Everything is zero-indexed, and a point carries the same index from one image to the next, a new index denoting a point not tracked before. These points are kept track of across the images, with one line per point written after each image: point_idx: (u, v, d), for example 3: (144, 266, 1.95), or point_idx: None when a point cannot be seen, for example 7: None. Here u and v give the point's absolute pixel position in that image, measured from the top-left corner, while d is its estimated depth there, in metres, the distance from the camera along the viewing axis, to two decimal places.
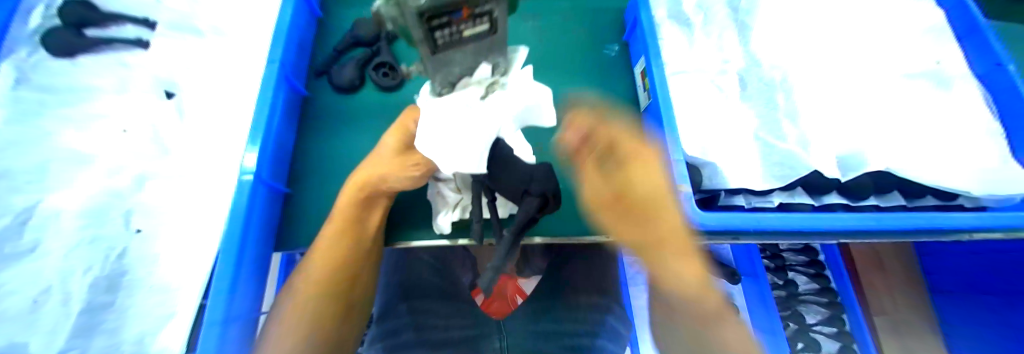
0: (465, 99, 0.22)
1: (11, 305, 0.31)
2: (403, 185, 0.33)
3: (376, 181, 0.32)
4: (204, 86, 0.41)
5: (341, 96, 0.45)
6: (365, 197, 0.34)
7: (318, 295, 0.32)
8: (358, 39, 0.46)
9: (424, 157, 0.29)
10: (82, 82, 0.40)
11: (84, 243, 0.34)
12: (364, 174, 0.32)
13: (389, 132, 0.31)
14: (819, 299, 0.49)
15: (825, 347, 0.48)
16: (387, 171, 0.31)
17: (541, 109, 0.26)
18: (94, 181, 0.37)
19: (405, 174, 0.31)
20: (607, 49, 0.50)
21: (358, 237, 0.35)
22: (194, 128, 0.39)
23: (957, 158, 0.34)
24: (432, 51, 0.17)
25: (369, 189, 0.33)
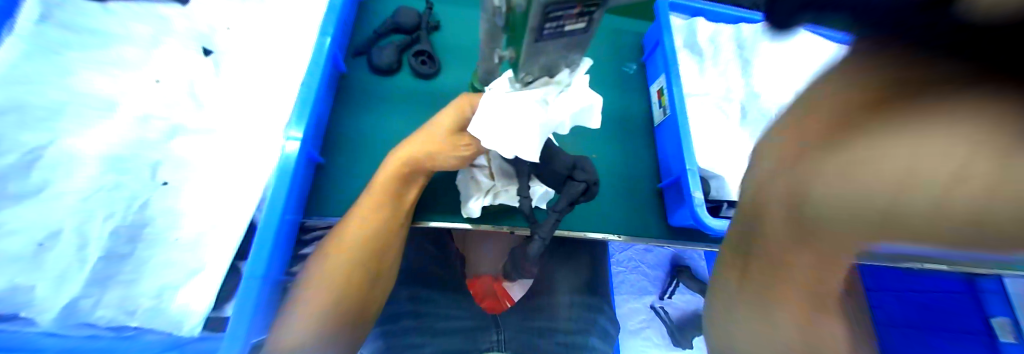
0: (540, 94, 0.26)
1: (14, 245, 0.30)
2: (448, 167, 0.36)
3: (424, 157, 0.34)
4: (247, 50, 0.41)
5: (379, 77, 0.46)
6: (408, 174, 0.35)
7: (349, 262, 0.33)
8: (399, 26, 0.47)
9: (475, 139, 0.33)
10: (111, 27, 0.39)
11: (104, 189, 0.33)
12: (412, 151, 0.34)
13: (443, 115, 0.34)
14: None
15: None
16: (439, 150, 0.34)
17: (593, 111, 0.30)
18: (120, 127, 0.36)
19: (457, 154, 0.34)
20: (626, 67, 0.54)
21: (393, 212, 0.35)
22: (231, 89, 0.39)
23: None
24: (535, 40, 0.20)
25: (414, 166, 0.35)
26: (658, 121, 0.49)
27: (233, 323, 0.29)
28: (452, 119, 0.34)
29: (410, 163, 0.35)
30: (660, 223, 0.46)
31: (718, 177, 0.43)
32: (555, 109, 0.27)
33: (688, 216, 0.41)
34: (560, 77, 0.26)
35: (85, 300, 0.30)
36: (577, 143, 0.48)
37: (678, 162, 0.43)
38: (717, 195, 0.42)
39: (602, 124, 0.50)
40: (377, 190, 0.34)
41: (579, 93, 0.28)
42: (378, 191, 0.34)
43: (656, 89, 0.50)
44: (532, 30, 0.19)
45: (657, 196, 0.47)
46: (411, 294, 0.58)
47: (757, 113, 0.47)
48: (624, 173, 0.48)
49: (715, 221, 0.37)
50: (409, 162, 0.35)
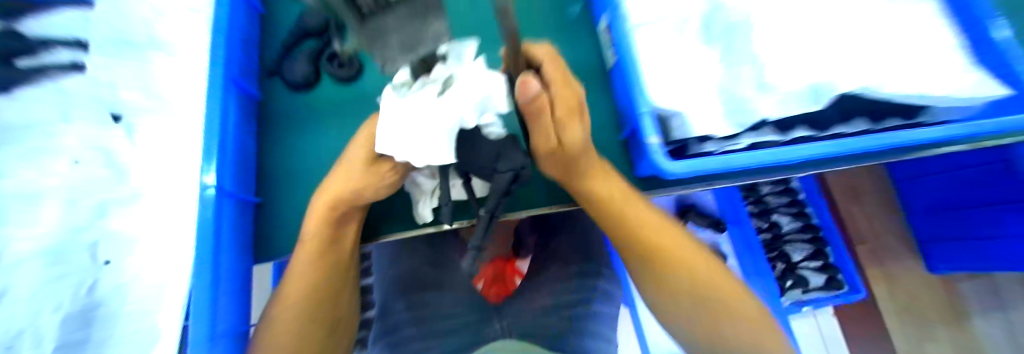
0: (423, 98, 0.24)
1: None
2: (382, 195, 0.33)
3: (351, 195, 0.31)
4: (161, 107, 0.41)
5: (301, 93, 0.44)
6: (341, 214, 0.32)
7: (300, 316, 0.31)
8: (306, 30, 0.44)
9: (398, 162, 0.31)
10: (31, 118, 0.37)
11: (50, 282, 0.32)
12: (335, 190, 0.31)
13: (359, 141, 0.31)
14: (804, 236, 0.81)
15: (814, 280, 0.77)
16: (365, 180, 0.31)
17: (494, 100, 0.26)
18: (54, 218, 0.34)
19: (384, 182, 0.32)
20: (570, 9, 0.50)
21: (336, 255, 0.33)
22: (155, 153, 0.39)
23: (917, 69, 0.39)
24: (359, 19, 0.17)
25: (341, 206, 0.32)
26: (610, 63, 0.44)
27: None
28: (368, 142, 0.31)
29: (332, 205, 0.31)
30: (631, 176, 0.43)
31: (677, 115, 0.40)
32: (443, 103, 0.24)
33: (649, 167, 0.37)
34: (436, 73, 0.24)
35: None
36: None
37: (632, 113, 0.38)
38: (678, 135, 0.40)
39: None
40: (313, 237, 0.32)
41: (473, 78, 0.25)
42: (314, 238, 0.32)
43: (602, 28, 0.45)
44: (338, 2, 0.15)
45: (623, 150, 0.44)
46: (407, 299, 0.58)
47: (721, 25, 0.45)
48: None
49: (674, 166, 0.33)
50: (335, 201, 0.31)
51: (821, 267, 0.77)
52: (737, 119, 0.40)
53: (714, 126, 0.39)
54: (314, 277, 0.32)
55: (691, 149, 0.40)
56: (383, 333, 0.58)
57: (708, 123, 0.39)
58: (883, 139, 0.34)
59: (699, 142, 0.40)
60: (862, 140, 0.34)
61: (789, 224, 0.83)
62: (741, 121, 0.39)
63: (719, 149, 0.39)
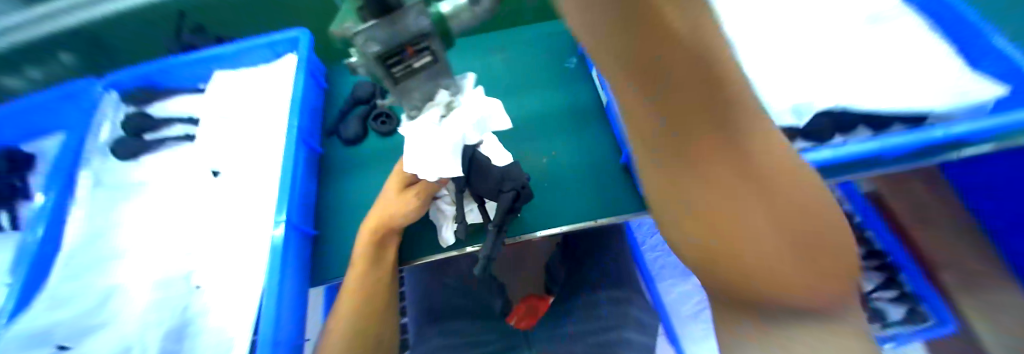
0: (431, 119, 0.30)
1: None
2: (411, 220, 0.39)
3: (388, 220, 0.38)
4: (242, 161, 0.52)
5: (351, 147, 0.54)
6: (379, 238, 0.38)
7: (345, 335, 0.35)
8: (357, 100, 0.57)
9: (423, 184, 0.38)
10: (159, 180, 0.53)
11: (160, 302, 0.43)
12: (376, 216, 0.38)
13: (392, 176, 0.39)
14: (869, 264, 0.66)
15: (892, 312, 0.63)
16: (396, 207, 0.38)
17: (492, 119, 0.31)
18: (171, 254, 0.46)
19: (409, 207, 0.38)
20: (567, 62, 0.59)
21: (378, 275, 0.39)
22: (237, 197, 0.50)
23: (909, 81, 0.42)
24: (395, 83, 0.25)
25: (381, 229, 0.38)
26: (606, 100, 0.51)
27: None
28: (400, 175, 0.39)
29: (378, 224, 0.38)
30: (635, 197, 0.46)
31: None
32: (450, 125, 0.30)
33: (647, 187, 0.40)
34: (440, 98, 0.30)
35: None
36: (535, 147, 0.51)
37: None
38: None
39: (556, 120, 0.53)
40: (359, 259, 0.38)
41: (474, 106, 0.31)
42: (360, 260, 0.38)
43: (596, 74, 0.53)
44: (379, 70, 0.23)
45: (624, 172, 0.47)
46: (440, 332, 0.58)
47: None
48: (589, 160, 0.49)
49: None
50: (376, 226, 0.38)
51: (898, 296, 0.63)
52: None
53: None
54: (358, 293, 0.37)
55: None
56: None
57: None
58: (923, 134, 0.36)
59: None
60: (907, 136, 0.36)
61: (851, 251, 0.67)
62: None
63: None
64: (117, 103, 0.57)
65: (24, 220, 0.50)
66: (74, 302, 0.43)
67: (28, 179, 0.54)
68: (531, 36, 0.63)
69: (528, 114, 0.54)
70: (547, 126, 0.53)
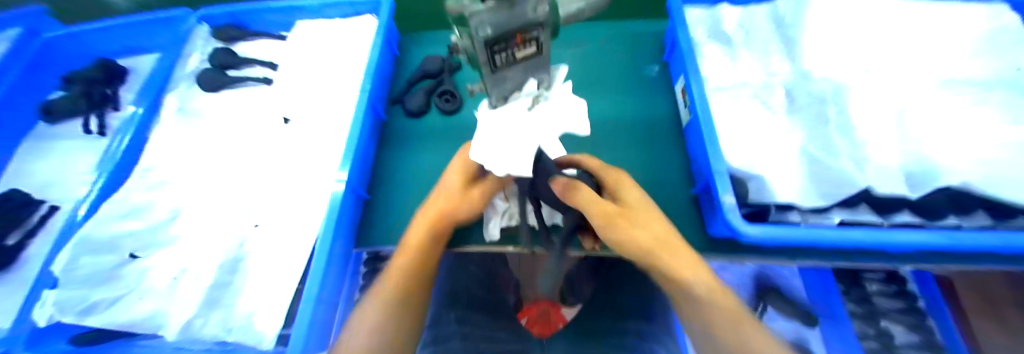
0: (517, 110, 0.27)
1: (161, 281, 0.43)
2: (467, 216, 0.38)
3: (451, 213, 0.37)
4: (312, 113, 0.55)
5: (413, 118, 0.55)
6: (439, 230, 0.38)
7: (398, 318, 0.34)
8: (425, 73, 0.57)
9: (489, 180, 0.37)
10: (237, 115, 0.57)
11: (224, 232, 0.46)
12: (439, 208, 0.37)
13: (454, 170, 0.38)
14: None
15: None
16: (461, 202, 0.37)
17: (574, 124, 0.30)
18: (239, 189, 0.50)
19: (473, 203, 0.37)
20: (648, 69, 0.55)
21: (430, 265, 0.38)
22: (301, 147, 0.52)
23: None
24: (492, 71, 0.23)
25: (443, 221, 0.37)
26: (686, 120, 0.46)
27: (294, 340, 0.33)
28: (465, 168, 0.37)
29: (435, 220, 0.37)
30: (701, 234, 0.42)
31: (755, 177, 0.38)
32: (534, 118, 0.28)
33: (723, 226, 0.36)
34: (529, 89, 0.27)
35: (197, 320, 0.39)
36: (597, 155, 0.49)
37: (706, 166, 0.39)
38: (757, 198, 0.37)
39: (624, 131, 0.50)
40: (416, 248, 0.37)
41: (561, 104, 0.29)
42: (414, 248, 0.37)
43: (679, 88, 0.48)
44: (484, 56, 0.21)
45: (692, 205, 0.44)
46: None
47: (806, 95, 0.44)
48: (653, 180, 0.46)
49: (751, 227, 0.32)
50: (438, 218, 0.37)
51: None
52: (824, 190, 0.36)
53: (801, 193, 0.38)
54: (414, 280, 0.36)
55: (771, 216, 0.36)
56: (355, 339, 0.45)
57: (795, 188, 0.37)
58: (953, 239, 0.29)
59: (780, 210, 0.36)
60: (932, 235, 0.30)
61: (902, 336, 0.50)
62: (830, 193, 0.36)
63: (806, 221, 0.35)
64: (208, 37, 0.62)
65: (111, 127, 0.60)
66: (140, 217, 0.47)
67: (119, 90, 0.63)
68: (613, 33, 0.60)
69: (594, 118, 0.52)
70: (614, 134, 0.50)
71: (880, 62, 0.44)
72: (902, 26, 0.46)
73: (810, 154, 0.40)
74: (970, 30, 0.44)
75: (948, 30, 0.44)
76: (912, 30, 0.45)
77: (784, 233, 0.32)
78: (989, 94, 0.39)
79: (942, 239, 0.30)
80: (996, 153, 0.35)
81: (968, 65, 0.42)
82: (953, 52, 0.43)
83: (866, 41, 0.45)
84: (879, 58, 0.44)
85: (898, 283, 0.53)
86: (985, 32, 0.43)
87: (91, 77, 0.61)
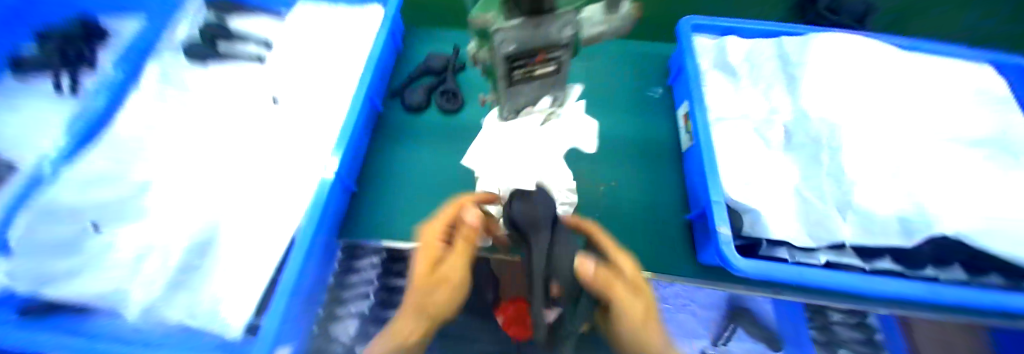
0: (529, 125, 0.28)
1: (117, 260, 0.40)
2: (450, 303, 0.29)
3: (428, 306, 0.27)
4: (305, 98, 0.53)
5: (411, 114, 0.54)
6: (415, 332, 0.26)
7: None
8: (427, 69, 0.55)
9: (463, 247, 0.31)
10: (223, 91, 0.54)
11: (197, 213, 0.43)
12: (412, 302, 0.27)
13: (422, 248, 0.30)
14: None
15: None
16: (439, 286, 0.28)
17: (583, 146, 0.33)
18: (219, 169, 0.47)
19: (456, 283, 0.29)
20: (651, 91, 0.56)
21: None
22: (290, 131, 0.50)
23: None
24: (508, 85, 0.22)
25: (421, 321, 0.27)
26: (685, 146, 0.47)
27: (263, 336, 0.31)
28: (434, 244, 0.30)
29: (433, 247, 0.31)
30: (691, 260, 0.43)
31: (752, 210, 0.40)
32: None
33: (715, 255, 0.37)
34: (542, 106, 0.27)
35: (159, 305, 0.37)
36: (595, 171, 0.49)
37: (703, 194, 0.39)
38: (752, 232, 0.39)
39: (624, 149, 0.50)
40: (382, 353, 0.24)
41: None
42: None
43: (681, 112, 0.49)
44: (502, 70, 0.20)
45: (685, 229, 0.45)
46: (360, 312, 0.41)
47: (803, 136, 0.45)
48: (648, 201, 0.47)
49: (744, 261, 0.33)
50: (415, 315, 0.27)
51: None
52: (814, 232, 0.39)
53: (785, 228, 0.39)
54: None
55: (762, 250, 0.39)
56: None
57: (784, 224, 0.39)
58: (934, 290, 0.32)
59: (772, 245, 0.39)
60: (916, 287, 0.32)
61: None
62: (819, 235, 0.38)
63: (794, 258, 0.38)
64: (201, 7, 0.59)
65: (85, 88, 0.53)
66: (115, 189, 0.44)
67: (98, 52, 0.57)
68: (621, 49, 0.60)
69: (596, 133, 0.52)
70: (612, 150, 0.50)
71: (874, 106, 0.45)
72: (895, 76, 0.48)
73: (804, 194, 0.42)
74: (943, 95, 0.48)
75: (929, 90, 0.48)
76: (903, 82, 0.48)
77: (782, 270, 0.33)
78: (955, 154, 0.42)
79: (921, 288, 0.32)
80: (967, 209, 0.37)
81: (945, 124, 0.45)
82: (931, 111, 0.46)
83: (865, 86, 0.46)
84: (873, 102, 0.45)
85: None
86: (956, 100, 0.48)
87: (67, 33, 0.57)
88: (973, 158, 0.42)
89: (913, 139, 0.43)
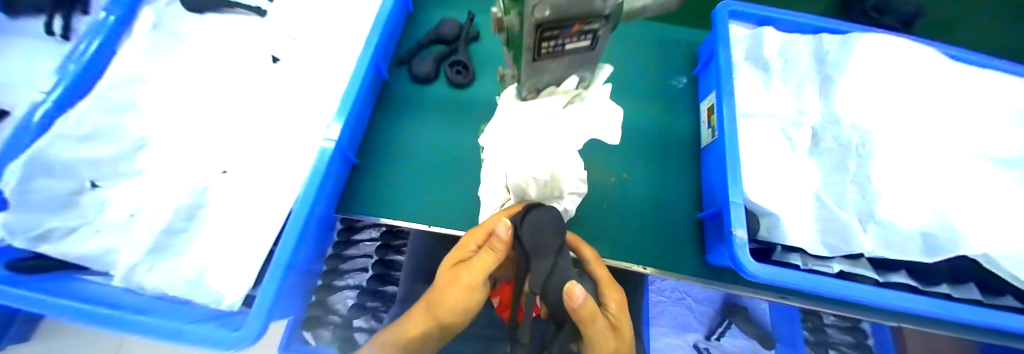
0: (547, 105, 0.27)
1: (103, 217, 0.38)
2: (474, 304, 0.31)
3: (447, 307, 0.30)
4: (306, 58, 0.49)
5: (418, 84, 0.51)
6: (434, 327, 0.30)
7: None
8: (438, 37, 0.52)
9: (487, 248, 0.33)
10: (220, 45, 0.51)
11: (189, 174, 0.42)
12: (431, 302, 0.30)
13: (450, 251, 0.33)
14: None
15: None
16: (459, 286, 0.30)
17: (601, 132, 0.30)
18: (214, 129, 0.45)
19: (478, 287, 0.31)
20: (674, 80, 0.53)
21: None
22: (289, 94, 0.47)
23: None
24: (534, 59, 0.20)
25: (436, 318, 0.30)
26: (706, 142, 0.44)
27: (255, 312, 0.30)
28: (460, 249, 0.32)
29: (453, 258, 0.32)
30: (698, 259, 0.42)
31: (770, 214, 0.38)
32: None
33: (727, 256, 0.35)
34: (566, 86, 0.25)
35: (141, 266, 0.34)
36: (607, 161, 0.46)
37: (721, 193, 0.37)
38: (768, 236, 0.38)
39: (639, 140, 0.48)
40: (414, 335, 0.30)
41: None
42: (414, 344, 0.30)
43: (705, 105, 0.46)
44: (530, 40, 0.18)
45: (695, 227, 0.43)
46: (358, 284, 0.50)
47: (832, 141, 0.43)
48: (659, 196, 0.45)
49: (756, 265, 0.31)
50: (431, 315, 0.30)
51: None
52: (830, 240, 0.37)
53: (803, 237, 0.37)
54: None
55: (774, 255, 0.38)
56: (323, 322, 0.46)
57: (801, 232, 0.37)
58: (948, 307, 0.31)
59: (784, 250, 0.38)
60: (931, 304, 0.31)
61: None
62: (834, 245, 0.37)
63: (805, 265, 0.37)
64: None
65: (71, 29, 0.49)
66: (108, 140, 0.41)
67: None
68: (648, 32, 0.56)
69: None
70: (625, 140, 0.48)
71: (910, 115, 0.43)
72: (938, 83, 0.45)
73: (823, 201, 0.40)
74: (991, 106, 0.44)
75: (975, 100, 0.44)
76: (946, 90, 0.44)
77: (795, 279, 0.31)
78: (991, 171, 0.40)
79: (936, 305, 0.31)
80: (993, 230, 0.35)
81: (986, 138, 0.42)
82: (973, 123, 0.43)
83: (902, 94, 0.44)
84: (910, 111, 0.43)
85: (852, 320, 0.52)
86: (1006, 112, 0.44)
87: None
88: (1009, 177, 0.40)
89: (948, 152, 0.41)
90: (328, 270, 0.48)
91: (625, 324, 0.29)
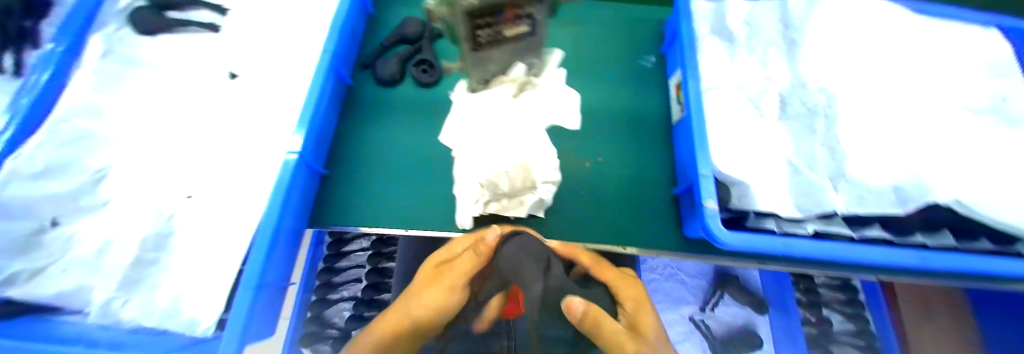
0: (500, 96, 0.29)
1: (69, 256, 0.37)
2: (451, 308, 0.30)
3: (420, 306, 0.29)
4: (265, 71, 0.48)
5: (385, 87, 0.49)
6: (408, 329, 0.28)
7: None
8: (401, 37, 0.50)
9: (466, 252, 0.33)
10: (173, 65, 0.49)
11: (152, 202, 0.40)
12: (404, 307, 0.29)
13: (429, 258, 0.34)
14: None
15: None
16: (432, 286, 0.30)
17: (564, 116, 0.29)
18: (174, 153, 0.43)
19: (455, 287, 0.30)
20: (643, 59, 0.52)
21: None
22: (250, 109, 0.45)
23: None
24: (474, 48, 0.19)
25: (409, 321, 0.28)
26: (677, 117, 0.44)
27: (226, 338, 0.29)
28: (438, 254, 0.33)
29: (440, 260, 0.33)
30: (676, 235, 0.42)
31: (740, 184, 0.38)
32: None
33: (700, 228, 0.35)
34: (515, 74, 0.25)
35: (116, 301, 0.34)
36: (581, 147, 0.46)
37: (692, 167, 0.37)
38: (739, 205, 0.38)
39: (611, 122, 0.48)
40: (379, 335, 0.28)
41: None
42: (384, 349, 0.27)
43: (673, 82, 0.46)
44: (464, 29, 0.17)
45: (672, 204, 0.43)
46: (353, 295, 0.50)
47: (800, 106, 0.44)
48: (634, 176, 0.45)
49: (728, 234, 0.31)
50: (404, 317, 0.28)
51: None
52: (802, 203, 0.37)
53: (776, 203, 0.38)
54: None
55: (749, 222, 0.38)
56: (322, 337, 0.46)
57: (773, 198, 0.38)
58: (924, 257, 0.31)
59: (758, 216, 0.38)
60: (907, 254, 0.31)
61: (838, 323, 0.53)
62: (806, 207, 0.37)
63: (780, 229, 0.36)
64: None
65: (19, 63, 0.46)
66: (61, 176, 0.39)
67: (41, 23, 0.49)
68: (614, 13, 0.56)
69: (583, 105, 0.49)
70: (598, 125, 0.48)
71: (873, 73, 0.43)
72: (900, 38, 0.45)
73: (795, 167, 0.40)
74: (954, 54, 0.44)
75: (937, 50, 0.45)
76: (908, 44, 0.45)
77: (769, 242, 0.31)
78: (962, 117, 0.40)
79: (911, 255, 0.32)
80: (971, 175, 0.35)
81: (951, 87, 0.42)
82: (938, 73, 0.44)
83: (863, 52, 0.44)
84: (872, 69, 0.43)
85: (842, 278, 0.54)
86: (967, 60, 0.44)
87: None
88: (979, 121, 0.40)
89: (917, 104, 0.41)
90: (322, 285, 0.48)
91: (644, 318, 0.27)
